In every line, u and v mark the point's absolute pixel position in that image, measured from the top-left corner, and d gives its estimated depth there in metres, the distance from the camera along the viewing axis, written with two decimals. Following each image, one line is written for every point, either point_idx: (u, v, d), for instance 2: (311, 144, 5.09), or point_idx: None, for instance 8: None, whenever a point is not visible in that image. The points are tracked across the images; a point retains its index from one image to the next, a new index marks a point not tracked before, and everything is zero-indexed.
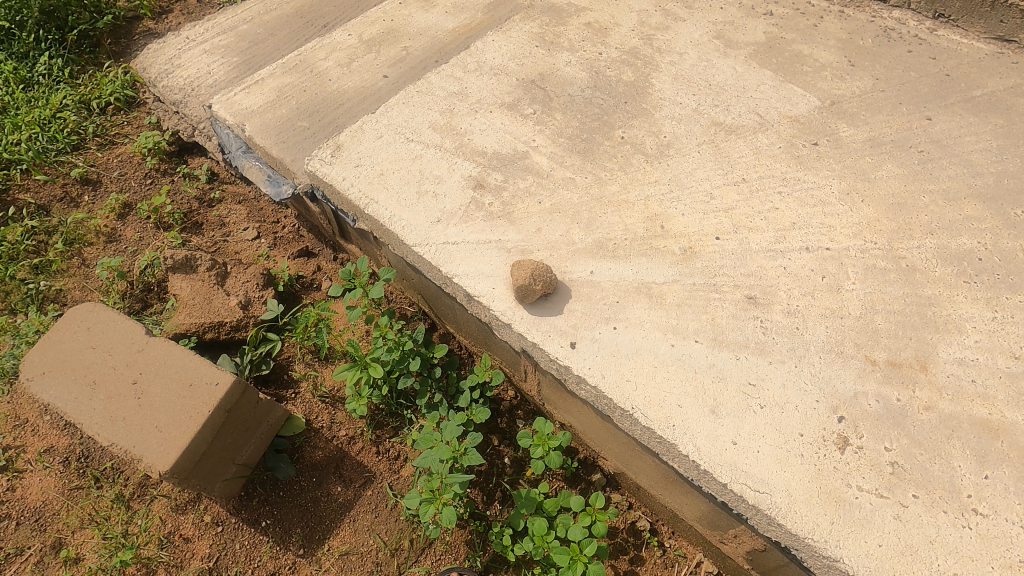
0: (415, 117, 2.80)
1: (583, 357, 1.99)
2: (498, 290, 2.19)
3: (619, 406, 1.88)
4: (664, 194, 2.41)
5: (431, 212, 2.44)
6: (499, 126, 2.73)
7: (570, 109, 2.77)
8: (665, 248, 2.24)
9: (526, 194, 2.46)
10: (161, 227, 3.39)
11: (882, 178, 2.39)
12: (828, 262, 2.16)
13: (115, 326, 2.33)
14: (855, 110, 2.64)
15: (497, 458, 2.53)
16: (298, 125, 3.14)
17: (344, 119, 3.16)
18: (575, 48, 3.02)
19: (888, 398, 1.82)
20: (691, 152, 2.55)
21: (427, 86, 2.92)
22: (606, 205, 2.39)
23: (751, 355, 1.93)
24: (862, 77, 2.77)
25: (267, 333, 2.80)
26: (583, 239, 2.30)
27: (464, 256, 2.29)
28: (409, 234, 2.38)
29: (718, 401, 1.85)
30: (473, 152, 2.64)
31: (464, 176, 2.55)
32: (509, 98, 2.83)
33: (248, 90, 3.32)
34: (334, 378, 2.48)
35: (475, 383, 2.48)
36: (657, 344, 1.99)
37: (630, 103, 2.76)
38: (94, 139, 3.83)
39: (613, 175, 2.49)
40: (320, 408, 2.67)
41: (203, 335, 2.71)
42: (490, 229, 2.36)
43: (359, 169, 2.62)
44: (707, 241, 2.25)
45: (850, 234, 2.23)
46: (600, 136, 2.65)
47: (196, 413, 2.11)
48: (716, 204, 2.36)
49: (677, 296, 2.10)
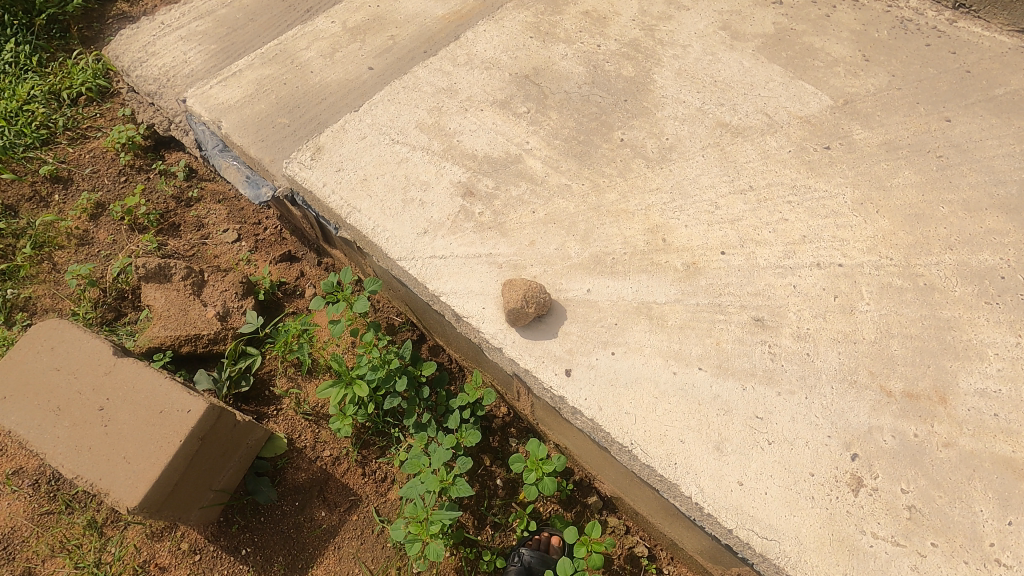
0: (402, 116, 2.63)
1: (579, 387, 1.85)
2: (488, 310, 2.04)
3: (617, 442, 1.76)
4: (666, 203, 2.26)
5: (418, 222, 2.28)
6: (491, 126, 2.55)
7: (567, 108, 2.59)
8: (667, 264, 2.09)
9: (519, 202, 2.30)
10: (136, 228, 3.23)
11: (899, 186, 2.24)
12: (841, 280, 2.02)
13: (80, 345, 2.19)
14: (870, 110, 2.48)
15: (488, 480, 2.40)
16: (278, 121, 2.96)
17: (326, 116, 2.97)
18: (571, 40, 2.83)
19: (904, 433, 1.70)
20: (695, 156, 2.39)
21: (414, 81, 2.74)
22: (604, 215, 2.24)
23: (758, 385, 1.81)
24: (878, 73, 2.59)
25: (246, 347, 2.66)
26: (579, 253, 2.15)
27: (451, 272, 2.14)
28: (393, 247, 2.23)
29: (723, 436, 1.73)
30: (463, 155, 2.47)
31: (452, 182, 2.38)
32: (501, 95, 2.65)
33: (225, 83, 3.13)
34: (318, 396, 2.40)
35: (466, 403, 2.35)
36: (657, 372, 1.86)
37: (630, 101, 2.59)
38: (65, 132, 3.63)
39: (611, 181, 2.34)
40: (302, 426, 2.54)
41: (180, 349, 2.61)
42: (481, 241, 2.20)
43: (341, 174, 2.45)
44: (711, 256, 2.10)
45: (864, 249, 2.09)
46: (598, 138, 2.48)
47: (166, 443, 1.99)
48: (721, 214, 2.21)
49: (679, 318, 1.97)
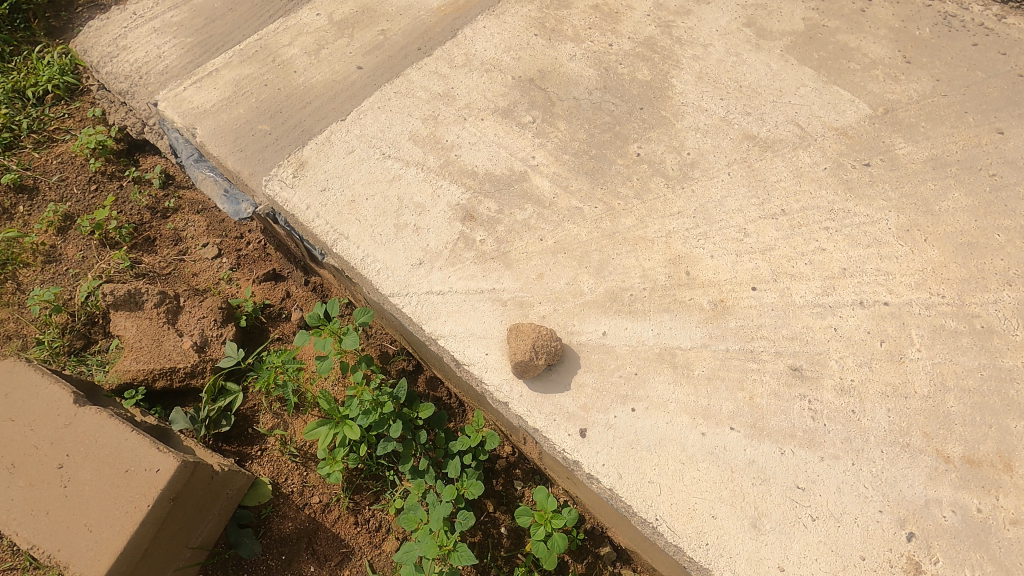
0: (393, 126, 2.37)
1: (596, 450, 1.64)
2: (492, 357, 1.82)
3: (640, 516, 1.56)
4: (689, 229, 2.02)
5: (412, 252, 2.04)
6: (492, 138, 2.29)
7: (576, 117, 2.33)
8: (691, 301, 1.87)
9: (525, 228, 2.06)
10: (107, 244, 2.96)
11: (949, 210, 2.01)
12: (887, 321, 1.80)
13: (37, 392, 1.97)
14: (913, 120, 2.23)
15: (491, 528, 2.21)
16: (258, 128, 2.69)
17: (311, 122, 2.69)
18: (580, 38, 2.55)
19: (966, 508, 1.52)
20: (720, 174, 2.15)
21: (407, 86, 2.48)
22: (620, 242, 2.01)
23: (798, 449, 1.61)
24: (920, 78, 2.34)
25: (226, 383, 2.44)
26: (593, 288, 1.92)
27: (450, 310, 1.91)
28: (385, 280, 1.99)
29: (760, 512, 1.53)
30: (462, 172, 2.22)
31: (450, 204, 2.14)
32: (503, 102, 2.39)
33: (200, 84, 2.86)
34: (306, 438, 2.20)
35: (466, 447, 2.15)
36: (684, 432, 1.65)
37: (647, 109, 2.33)
38: (31, 135, 3.36)
39: (628, 204, 2.09)
40: (289, 468, 2.34)
41: (154, 384, 2.39)
42: (482, 274, 1.97)
43: (327, 194, 2.21)
44: (741, 292, 1.88)
45: (912, 285, 1.86)
46: (611, 152, 2.23)
47: (132, 508, 1.78)
48: (751, 243, 1.98)
49: (707, 367, 1.75)
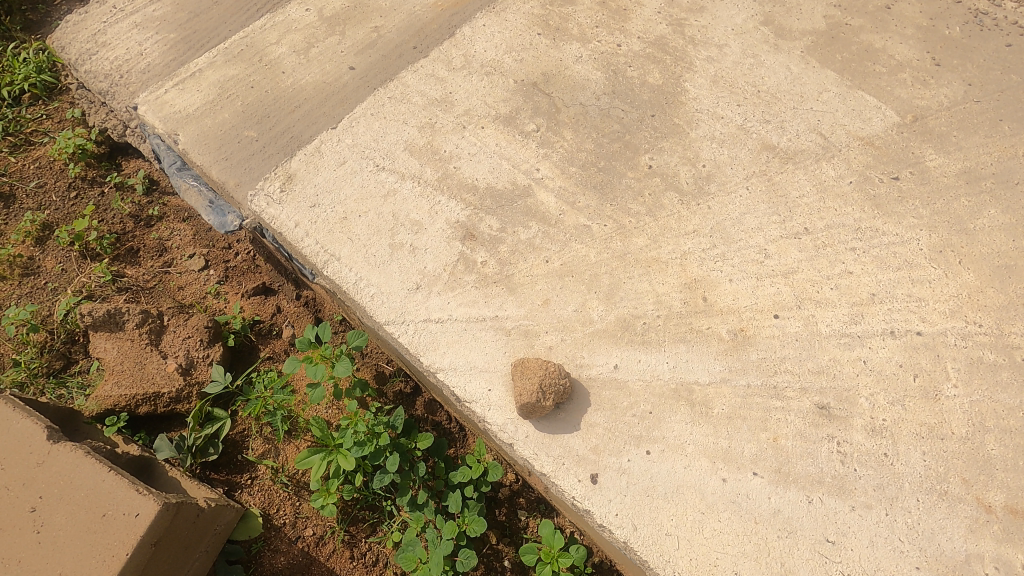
0: (388, 136, 2.22)
1: (608, 497, 1.53)
2: (495, 393, 1.70)
3: (656, 572, 1.45)
4: (706, 249, 1.89)
5: (408, 275, 1.91)
6: (493, 148, 2.13)
7: (584, 125, 2.16)
8: (709, 331, 1.74)
9: (529, 248, 1.92)
10: (88, 255, 2.81)
11: (984, 229, 1.88)
12: (920, 353, 1.67)
13: (8, 427, 1.84)
14: (944, 129, 2.08)
15: (495, 561, 2.10)
16: (244, 134, 2.53)
17: (300, 128, 2.52)
18: (586, 37, 2.37)
19: (1010, 564, 1.42)
20: (738, 189, 2.00)
21: (402, 91, 2.32)
22: (632, 265, 1.87)
23: (827, 497, 1.49)
24: (951, 82, 2.19)
25: (213, 409, 2.31)
26: (603, 316, 1.79)
27: (450, 341, 1.78)
28: (380, 307, 1.86)
29: (787, 568, 1.43)
30: (461, 186, 2.07)
31: (449, 222, 2.00)
32: (505, 108, 2.22)
33: (182, 87, 2.69)
34: (298, 468, 2.08)
35: (468, 480, 2.03)
36: (703, 478, 1.53)
37: (658, 116, 2.17)
38: (7, 138, 3.17)
39: (639, 222, 1.95)
40: (281, 498, 2.22)
41: (138, 409, 2.27)
42: (484, 300, 1.84)
43: (316, 211, 2.06)
44: (762, 320, 1.75)
45: (946, 312, 1.73)
46: (621, 163, 2.07)
47: (109, 557, 1.66)
48: (773, 265, 1.85)
49: (727, 405, 1.63)
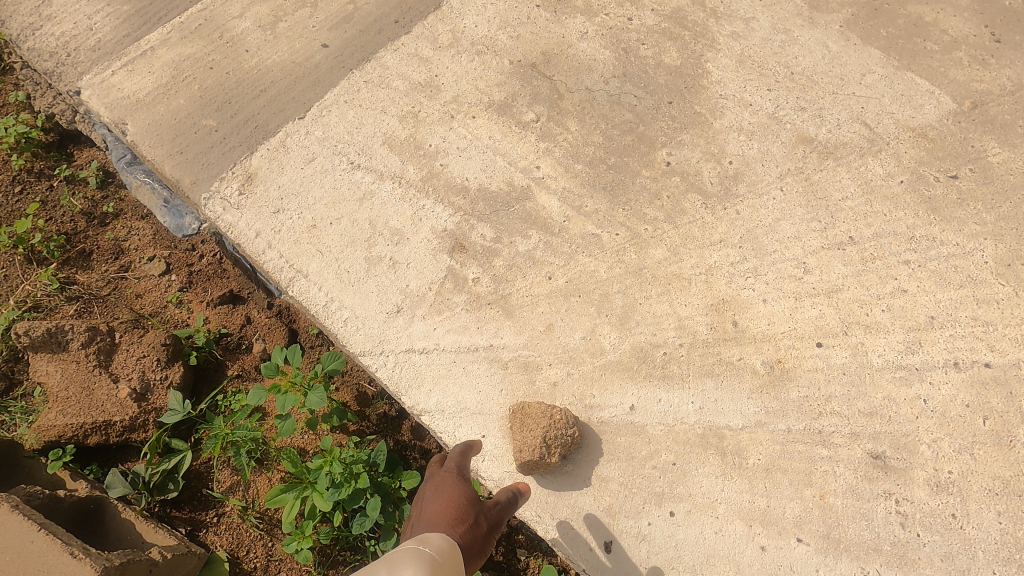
0: (364, 127, 1.92)
1: (626, 568, 1.34)
2: (491, 440, 1.48)
3: None
4: (735, 263, 1.61)
5: (387, 296, 1.64)
6: (486, 142, 1.84)
7: (590, 114, 1.85)
8: (741, 363, 1.48)
9: (529, 262, 1.65)
10: (34, 260, 2.42)
11: None
12: (989, 390, 1.42)
13: None
14: (1007, 118, 1.79)
15: None
16: (202, 124, 2.19)
17: (266, 115, 2.17)
18: (592, 9, 2.02)
19: None
20: (771, 190, 1.71)
21: (380, 74, 2.00)
22: (650, 282, 1.60)
23: (885, 569, 1.29)
24: (1015, 60, 1.88)
25: (172, 439, 2.03)
26: (616, 344, 1.53)
27: (436, 377, 1.54)
28: (355, 334, 1.62)
29: None
30: (450, 188, 1.78)
31: (435, 231, 1.72)
32: (499, 94, 1.91)
33: (132, 67, 2.33)
34: (268, 508, 1.82)
35: None
36: (739, 546, 1.33)
37: (677, 103, 1.85)
38: None
39: (658, 230, 1.67)
40: (251, 538, 1.98)
41: (86, 440, 2.00)
42: (477, 326, 1.58)
43: (281, 218, 1.78)
44: (803, 350, 1.49)
45: (1019, 340, 1.48)
46: (635, 160, 1.78)
47: None
48: (814, 282, 1.58)
49: (764, 455, 1.39)
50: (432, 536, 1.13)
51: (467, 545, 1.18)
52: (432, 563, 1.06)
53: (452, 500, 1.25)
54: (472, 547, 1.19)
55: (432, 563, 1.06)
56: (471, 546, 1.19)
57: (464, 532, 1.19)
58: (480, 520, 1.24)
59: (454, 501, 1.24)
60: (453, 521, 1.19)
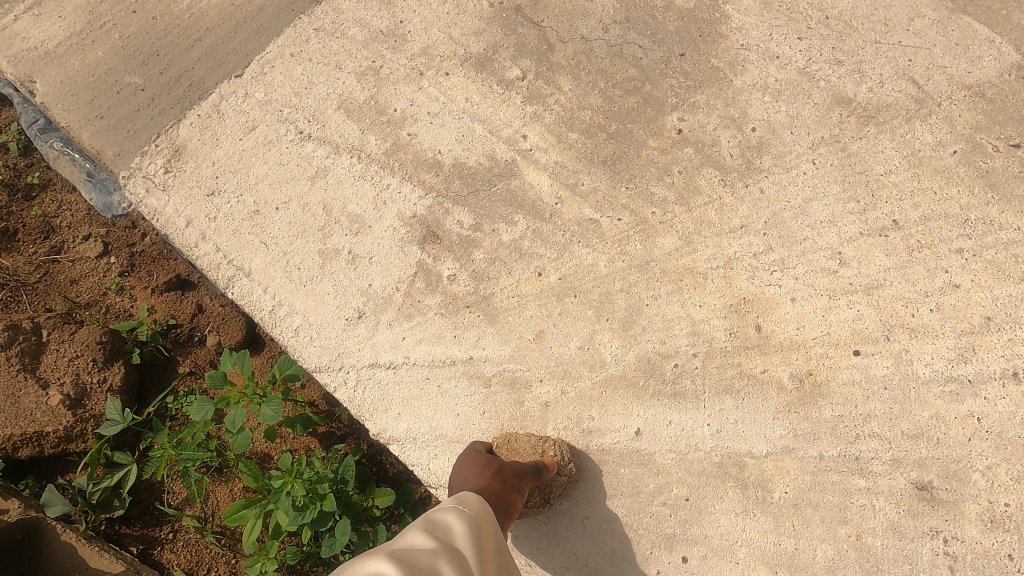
0: (315, 87, 1.59)
1: None
2: None
3: None
4: (760, 254, 1.35)
5: (348, 299, 1.44)
6: (462, 106, 1.53)
7: (586, 69, 1.52)
8: (766, 377, 1.29)
9: (515, 256, 1.41)
10: None
11: None
12: None
13: None
14: None
15: None
16: (125, 82, 1.71)
17: (201, 72, 1.68)
18: None
19: None
20: (802, 162, 1.40)
21: (333, 19, 1.65)
22: (660, 279, 1.36)
23: None
24: None
25: (114, 452, 1.72)
26: (618, 355, 1.33)
27: (409, 396, 1.39)
28: (310, 346, 1.45)
29: None
30: (420, 164, 1.49)
31: (402, 218, 1.46)
32: (477, 45, 1.57)
33: (39, 10, 1.82)
34: (229, 524, 1.57)
35: None
36: None
37: (690, 55, 1.50)
38: None
39: (668, 214, 1.40)
40: (212, 557, 1.75)
41: (17, 454, 1.67)
42: (454, 335, 1.39)
43: (219, 202, 1.54)
44: (837, 361, 1.28)
45: None
46: (640, 126, 1.47)
47: None
48: (851, 277, 1.32)
49: (792, 487, 1.24)
50: (468, 496, 1.02)
51: (498, 490, 1.08)
52: (471, 524, 0.95)
53: (473, 462, 1.17)
54: (505, 492, 1.09)
55: (471, 524, 0.95)
56: (503, 492, 1.09)
57: (489, 479, 1.10)
58: (505, 465, 1.15)
59: (473, 463, 1.16)
60: (476, 473, 1.12)
